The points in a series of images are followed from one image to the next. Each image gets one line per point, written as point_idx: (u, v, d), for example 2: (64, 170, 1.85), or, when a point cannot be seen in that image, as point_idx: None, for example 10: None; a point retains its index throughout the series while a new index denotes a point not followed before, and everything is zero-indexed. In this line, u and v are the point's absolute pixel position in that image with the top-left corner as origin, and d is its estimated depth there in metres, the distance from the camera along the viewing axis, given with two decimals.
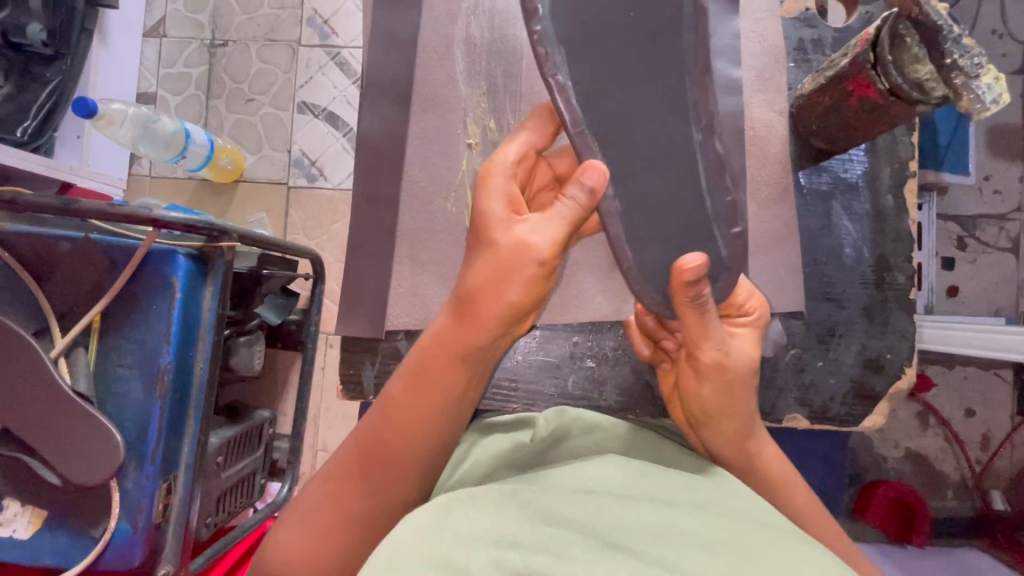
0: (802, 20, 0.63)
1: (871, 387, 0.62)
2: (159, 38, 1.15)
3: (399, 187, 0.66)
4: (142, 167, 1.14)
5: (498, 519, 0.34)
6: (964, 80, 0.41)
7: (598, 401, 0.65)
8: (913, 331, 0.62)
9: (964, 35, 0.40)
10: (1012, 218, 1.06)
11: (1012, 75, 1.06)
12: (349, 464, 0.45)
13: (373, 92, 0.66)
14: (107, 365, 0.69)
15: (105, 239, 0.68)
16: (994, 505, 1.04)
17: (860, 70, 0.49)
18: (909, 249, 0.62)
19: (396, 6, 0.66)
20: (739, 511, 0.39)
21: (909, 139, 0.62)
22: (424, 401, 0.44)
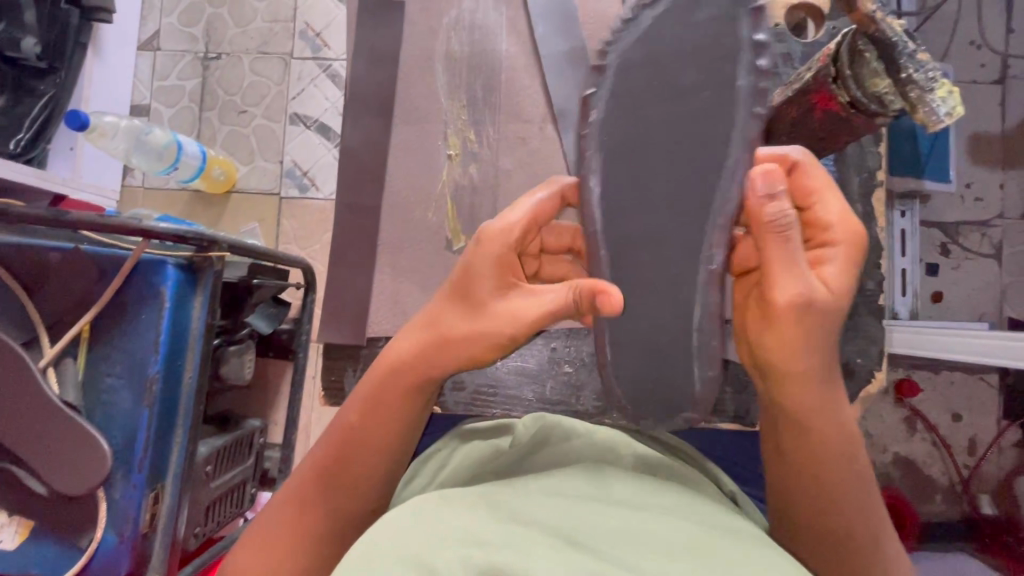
0: (773, 34, 0.65)
1: (844, 392, 0.62)
2: (151, 51, 1.16)
3: (384, 198, 0.67)
4: (134, 179, 1.15)
5: (466, 521, 0.35)
6: (920, 94, 0.43)
7: (577, 407, 0.66)
8: (883, 336, 0.63)
9: (918, 51, 0.43)
10: (993, 225, 1.08)
11: (989, 85, 1.09)
12: (310, 481, 0.47)
13: (358, 105, 0.67)
14: (95, 375, 0.69)
15: (94, 249, 0.69)
16: (982, 509, 1.05)
17: (822, 84, 0.49)
18: (879, 256, 0.63)
19: (381, 21, 0.67)
20: (712, 515, 0.39)
21: (877, 149, 0.63)
22: (382, 424, 0.46)
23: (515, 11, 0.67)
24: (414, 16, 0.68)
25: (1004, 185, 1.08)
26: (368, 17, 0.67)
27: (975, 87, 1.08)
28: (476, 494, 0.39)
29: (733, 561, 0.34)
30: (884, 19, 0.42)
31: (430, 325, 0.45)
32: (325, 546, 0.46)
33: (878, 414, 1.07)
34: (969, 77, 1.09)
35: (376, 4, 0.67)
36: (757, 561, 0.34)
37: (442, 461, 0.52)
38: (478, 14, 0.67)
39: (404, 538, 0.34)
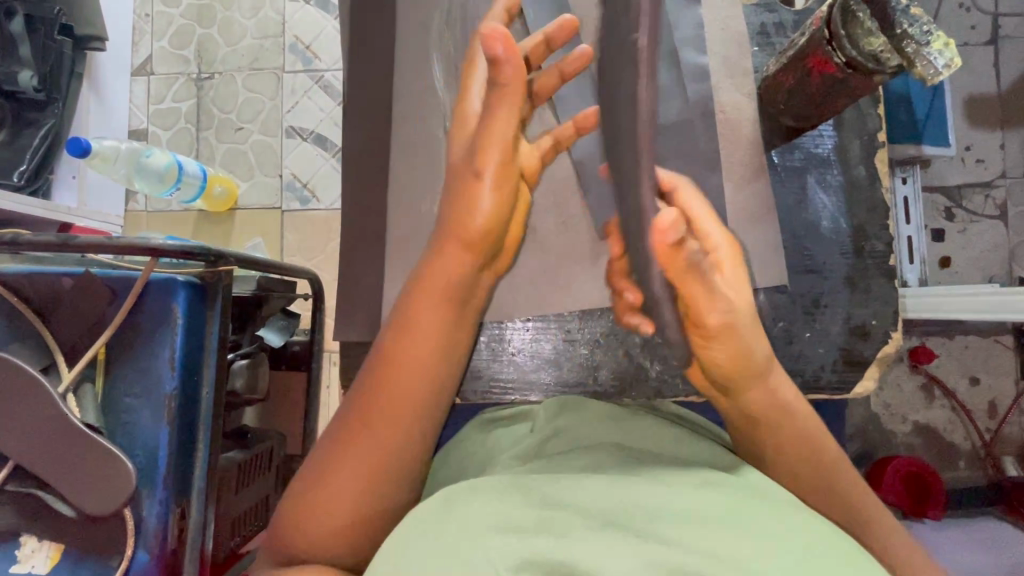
0: (762, 5, 0.64)
1: (860, 354, 0.61)
2: (146, 76, 1.17)
3: (385, 198, 0.67)
4: (138, 202, 1.14)
5: (498, 508, 0.35)
6: (915, 48, 0.42)
7: (596, 388, 0.64)
8: (897, 297, 0.61)
9: (911, 7, 0.43)
10: (995, 186, 1.07)
11: (982, 46, 1.08)
12: (351, 423, 0.45)
13: (357, 105, 0.68)
14: (114, 396, 0.70)
15: (106, 272, 0.70)
16: (1006, 472, 1.04)
17: (817, 47, 0.50)
18: (886, 217, 0.62)
19: (374, 15, 0.68)
20: (742, 483, 0.40)
21: (876, 110, 0.62)
22: (413, 340, 0.46)
23: None
24: (403, 17, 0.68)
25: (1004, 144, 1.08)
26: (362, 15, 0.68)
27: (967, 51, 1.08)
28: (504, 481, 0.39)
29: (760, 526, 0.35)
30: None
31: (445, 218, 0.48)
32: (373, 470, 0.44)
33: (895, 384, 1.07)
34: (962, 40, 1.08)
35: (365, 8, 0.68)
36: (790, 531, 0.35)
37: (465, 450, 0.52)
38: (470, 7, 0.66)
39: (437, 530, 0.35)
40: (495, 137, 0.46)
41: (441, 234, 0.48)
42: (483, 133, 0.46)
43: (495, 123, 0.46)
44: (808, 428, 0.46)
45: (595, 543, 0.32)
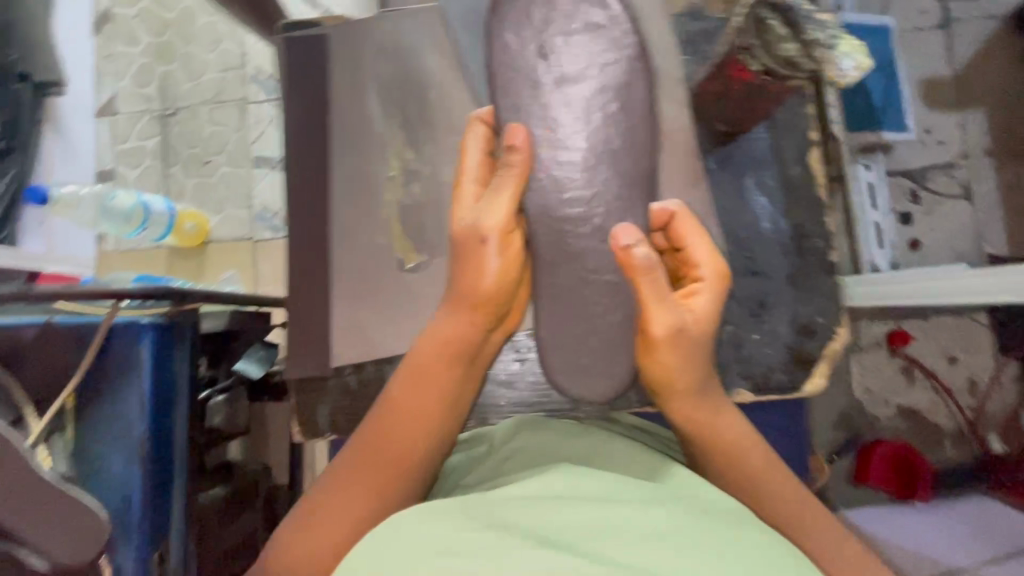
0: (687, 13, 0.62)
1: (809, 353, 0.58)
2: (110, 116, 1.17)
3: (331, 228, 0.67)
4: (108, 243, 1.14)
5: (440, 533, 0.35)
6: (823, 50, 0.46)
7: (549, 405, 0.62)
8: (841, 291, 0.59)
9: (815, 14, 0.46)
10: (958, 165, 1.09)
11: (934, 30, 1.10)
12: (352, 468, 0.47)
13: (307, 137, 0.67)
14: (84, 443, 0.69)
15: (69, 320, 0.69)
16: (991, 448, 1.05)
17: (735, 56, 0.50)
18: (823, 214, 0.60)
19: (307, 55, 0.67)
20: (689, 499, 0.40)
21: (805, 109, 0.60)
22: (422, 395, 0.49)
23: (440, 31, 0.67)
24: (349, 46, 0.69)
25: (963, 124, 1.09)
26: (297, 53, 0.67)
27: (920, 35, 1.10)
28: (451, 506, 0.39)
29: (699, 543, 0.35)
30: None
31: (456, 283, 0.50)
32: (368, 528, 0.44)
33: (874, 368, 1.08)
34: (914, 24, 1.10)
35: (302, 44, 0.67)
36: (732, 547, 0.35)
37: None
38: (414, 32, 0.67)
39: (374, 559, 0.34)
40: (500, 209, 0.51)
41: (452, 297, 0.50)
42: (492, 204, 0.51)
43: (497, 197, 0.52)
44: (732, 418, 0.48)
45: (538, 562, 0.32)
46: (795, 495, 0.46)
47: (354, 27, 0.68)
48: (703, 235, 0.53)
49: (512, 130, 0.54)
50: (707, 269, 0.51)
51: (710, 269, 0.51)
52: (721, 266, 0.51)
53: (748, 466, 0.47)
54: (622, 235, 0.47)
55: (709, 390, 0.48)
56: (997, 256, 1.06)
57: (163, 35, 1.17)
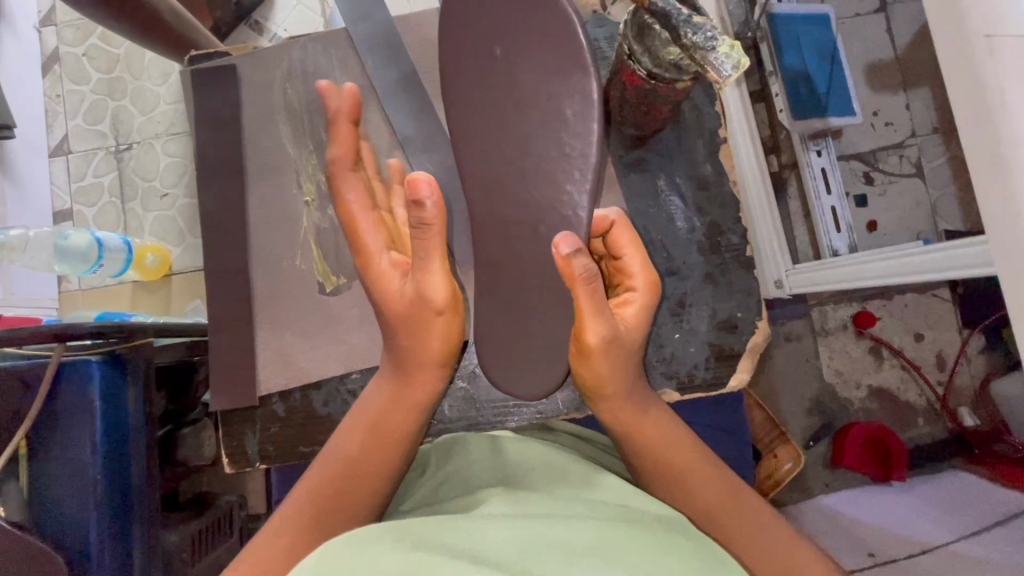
0: (591, 22, 0.58)
1: (730, 349, 0.56)
2: (64, 155, 1.17)
3: (247, 256, 0.62)
4: (71, 282, 1.13)
5: (373, 553, 0.34)
6: (702, 54, 0.36)
7: (478, 421, 0.57)
8: (757, 286, 0.57)
9: (693, 14, 0.36)
10: (908, 145, 1.10)
11: (873, 14, 1.11)
12: (307, 515, 0.47)
13: (223, 170, 0.63)
14: (38, 488, 0.68)
15: (17, 364, 0.69)
16: (964, 422, 1.05)
17: (622, 62, 0.44)
18: (738, 210, 0.57)
19: (214, 88, 0.63)
20: (621, 513, 0.40)
21: (714, 108, 0.58)
22: (384, 449, 0.51)
23: (343, 52, 0.64)
24: None
25: (909, 105, 1.11)
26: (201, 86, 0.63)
27: (860, 20, 1.11)
28: (384, 528, 0.37)
29: (631, 552, 0.35)
30: None
31: (403, 346, 0.53)
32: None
33: (843, 351, 1.08)
34: (853, 11, 1.12)
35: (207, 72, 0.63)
36: (658, 553, 0.35)
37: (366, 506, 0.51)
38: None
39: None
40: (438, 279, 0.51)
41: (405, 356, 0.53)
42: (428, 272, 0.51)
43: (436, 269, 0.52)
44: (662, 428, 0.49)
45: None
46: (724, 490, 0.47)
47: (261, 52, 0.64)
48: (637, 246, 0.52)
49: (415, 182, 0.50)
50: (636, 280, 0.51)
51: (639, 280, 0.51)
52: (648, 276, 0.52)
53: (683, 466, 0.48)
54: (565, 243, 0.45)
55: (638, 394, 0.50)
56: (954, 231, 1.07)
57: (113, 71, 1.18)
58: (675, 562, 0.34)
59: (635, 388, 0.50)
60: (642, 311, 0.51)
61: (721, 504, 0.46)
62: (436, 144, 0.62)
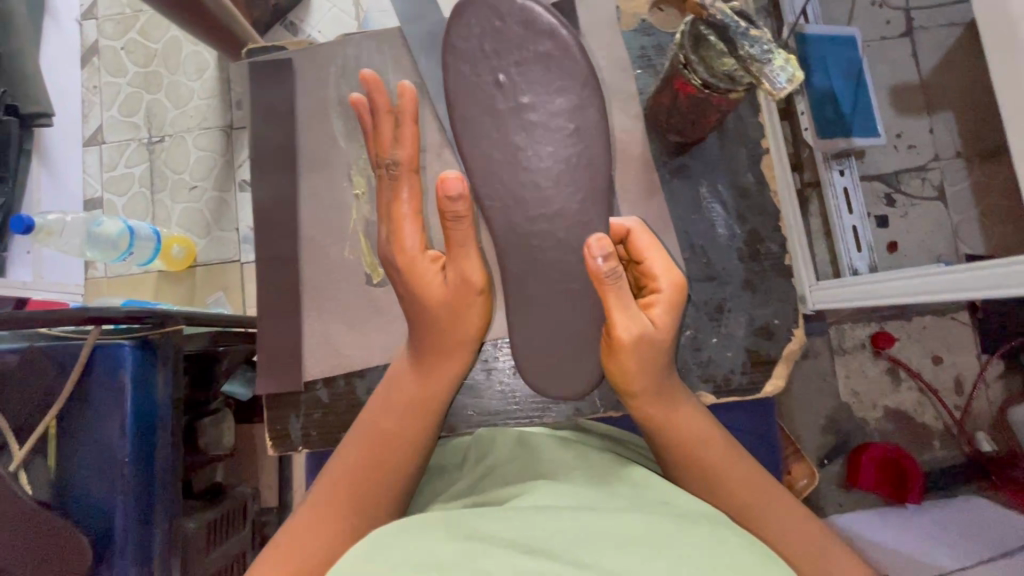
0: (639, 30, 0.60)
1: (766, 355, 0.56)
2: (97, 145, 1.19)
3: (298, 245, 0.63)
4: (97, 269, 1.15)
5: (428, 546, 0.36)
6: (758, 66, 0.38)
7: (519, 414, 0.57)
8: (796, 294, 0.57)
9: (751, 28, 0.39)
10: (930, 168, 1.11)
11: (898, 38, 1.13)
12: (334, 495, 0.49)
13: (267, 163, 0.64)
14: (67, 469, 0.69)
15: (51, 344, 0.70)
16: (981, 447, 1.05)
17: (677, 71, 0.45)
18: (778, 219, 0.57)
19: (271, 82, 0.64)
20: (666, 508, 0.40)
21: (756, 119, 0.58)
22: (406, 428, 0.52)
23: (397, 51, 0.65)
24: None
25: (932, 129, 1.12)
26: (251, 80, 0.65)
27: (885, 44, 1.13)
28: (432, 519, 0.39)
29: (674, 547, 0.36)
30: (715, 4, 0.40)
31: (435, 324, 0.54)
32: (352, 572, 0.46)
33: (860, 371, 1.08)
34: (878, 35, 1.13)
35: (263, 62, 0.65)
36: (702, 546, 0.36)
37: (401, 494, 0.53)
38: None
39: (364, 567, 0.34)
40: (475, 263, 0.54)
41: (433, 335, 0.54)
42: (466, 256, 0.54)
43: (472, 252, 0.54)
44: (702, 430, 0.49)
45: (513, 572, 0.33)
46: (762, 493, 0.47)
47: (316, 48, 0.65)
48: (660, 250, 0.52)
49: (445, 179, 0.51)
50: (663, 281, 0.50)
51: (666, 281, 0.50)
52: (675, 277, 0.50)
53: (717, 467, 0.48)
54: (597, 246, 0.47)
55: (675, 394, 0.50)
56: (975, 255, 1.08)
57: (149, 65, 1.20)
58: (721, 556, 0.35)
59: (669, 389, 0.50)
60: (670, 312, 0.50)
61: (759, 506, 0.47)
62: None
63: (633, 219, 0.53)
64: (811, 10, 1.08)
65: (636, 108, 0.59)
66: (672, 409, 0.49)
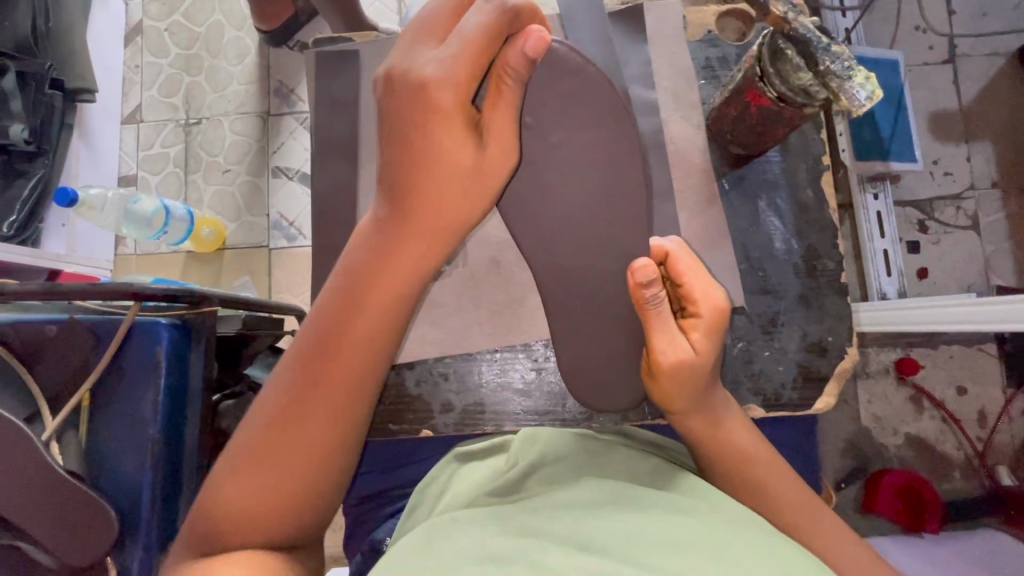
0: (706, 41, 0.61)
1: (818, 371, 0.56)
2: (135, 124, 1.21)
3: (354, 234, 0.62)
4: (127, 246, 1.16)
5: (485, 538, 0.37)
6: (839, 83, 0.39)
7: (565, 416, 0.58)
8: (851, 312, 0.57)
9: (833, 44, 0.40)
10: (965, 197, 1.10)
11: (941, 65, 1.12)
12: (283, 404, 0.43)
13: (321, 149, 0.63)
14: (98, 441, 0.70)
15: (89, 318, 0.71)
16: (1002, 481, 1.04)
17: (751, 83, 0.47)
18: (836, 237, 0.58)
19: (333, 70, 0.64)
20: (717, 512, 0.40)
21: (820, 136, 0.59)
22: (365, 323, 0.44)
23: None
24: None
25: (970, 157, 1.11)
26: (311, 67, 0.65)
27: (928, 69, 1.12)
28: (483, 515, 0.40)
29: (731, 549, 0.35)
30: (797, 18, 0.41)
31: (422, 197, 0.45)
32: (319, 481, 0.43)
33: (883, 396, 1.07)
34: (921, 60, 1.13)
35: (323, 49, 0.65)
36: (757, 549, 0.36)
37: (440, 489, 0.53)
38: None
39: (422, 558, 0.35)
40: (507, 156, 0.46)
41: (409, 210, 0.45)
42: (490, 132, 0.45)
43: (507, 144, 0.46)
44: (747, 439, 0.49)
45: (569, 564, 0.33)
46: (812, 505, 0.47)
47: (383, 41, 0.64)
48: (700, 273, 0.49)
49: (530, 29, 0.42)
50: (700, 305, 0.48)
51: (704, 306, 0.48)
52: (715, 301, 0.48)
53: (771, 485, 0.47)
54: (642, 272, 0.46)
55: (719, 408, 0.50)
56: (1007, 287, 1.07)
57: (191, 48, 1.22)
58: (777, 561, 0.34)
59: (713, 404, 0.49)
60: (708, 338, 0.48)
61: (807, 520, 0.46)
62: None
63: (674, 241, 0.51)
64: (854, 33, 1.08)
65: (699, 117, 0.60)
66: (721, 426, 0.49)
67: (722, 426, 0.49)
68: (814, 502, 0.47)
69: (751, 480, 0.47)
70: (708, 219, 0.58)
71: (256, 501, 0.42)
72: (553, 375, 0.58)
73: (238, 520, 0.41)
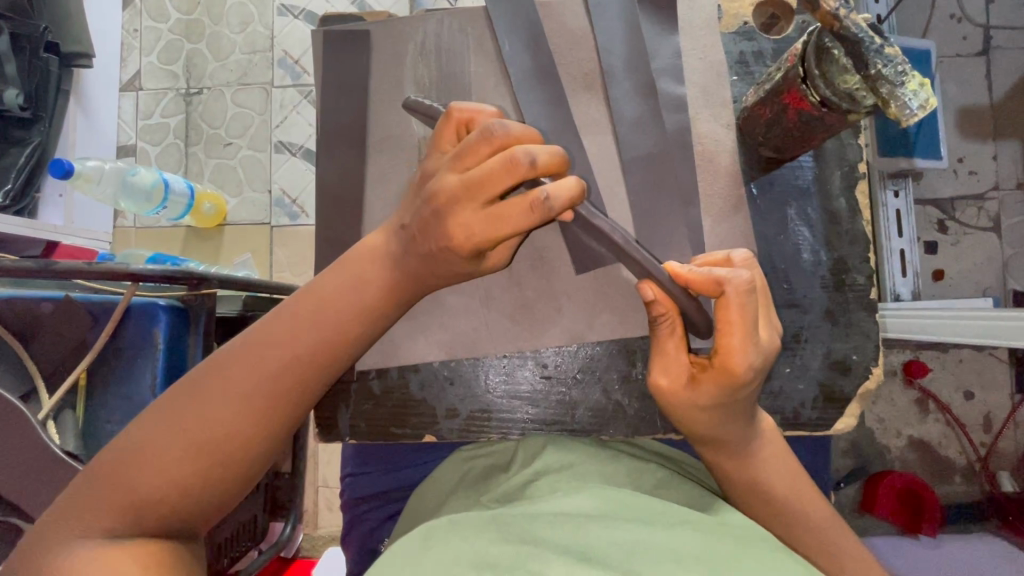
0: (741, 33, 0.57)
1: (839, 391, 0.55)
2: (135, 91, 1.17)
3: (362, 228, 0.59)
4: (126, 218, 1.14)
5: (485, 543, 0.36)
6: (890, 89, 0.37)
7: (574, 426, 0.56)
8: (877, 329, 0.55)
9: (886, 45, 0.37)
10: (988, 198, 1.07)
11: (973, 57, 1.08)
12: (217, 377, 0.41)
13: (329, 135, 0.60)
14: (95, 422, 0.69)
15: (87, 297, 0.69)
16: (1002, 486, 1.04)
17: (792, 85, 0.45)
18: (867, 250, 0.55)
19: (344, 50, 0.60)
20: (726, 527, 0.39)
21: (857, 140, 0.56)
22: (319, 321, 0.43)
23: (481, 29, 0.59)
24: None
25: (997, 156, 1.07)
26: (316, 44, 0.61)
27: (959, 61, 1.07)
28: (483, 518, 0.39)
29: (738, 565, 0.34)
30: (850, 16, 0.37)
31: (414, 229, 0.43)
32: (225, 480, 0.41)
33: (889, 399, 1.06)
34: (952, 51, 1.08)
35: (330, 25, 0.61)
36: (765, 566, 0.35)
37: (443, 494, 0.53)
38: None
39: (421, 560, 0.35)
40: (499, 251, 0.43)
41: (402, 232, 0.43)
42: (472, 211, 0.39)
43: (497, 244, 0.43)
44: (769, 452, 0.48)
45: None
46: (829, 526, 0.47)
47: (398, 20, 0.60)
48: (742, 328, 0.41)
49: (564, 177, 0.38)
50: (719, 359, 0.42)
51: (721, 360, 0.42)
52: (734, 361, 0.42)
53: (788, 509, 0.47)
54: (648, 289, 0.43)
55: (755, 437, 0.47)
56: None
57: (193, 13, 1.17)
58: None
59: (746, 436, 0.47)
60: (721, 386, 0.43)
61: (814, 533, 0.47)
62: (561, 133, 0.56)
63: (743, 276, 0.41)
64: (886, 21, 1.04)
65: (731, 115, 0.57)
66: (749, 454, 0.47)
67: (757, 453, 0.47)
68: (828, 527, 0.47)
69: (770, 504, 0.47)
70: (733, 225, 0.55)
71: (155, 486, 0.39)
72: (564, 385, 0.56)
73: (140, 486, 0.39)
